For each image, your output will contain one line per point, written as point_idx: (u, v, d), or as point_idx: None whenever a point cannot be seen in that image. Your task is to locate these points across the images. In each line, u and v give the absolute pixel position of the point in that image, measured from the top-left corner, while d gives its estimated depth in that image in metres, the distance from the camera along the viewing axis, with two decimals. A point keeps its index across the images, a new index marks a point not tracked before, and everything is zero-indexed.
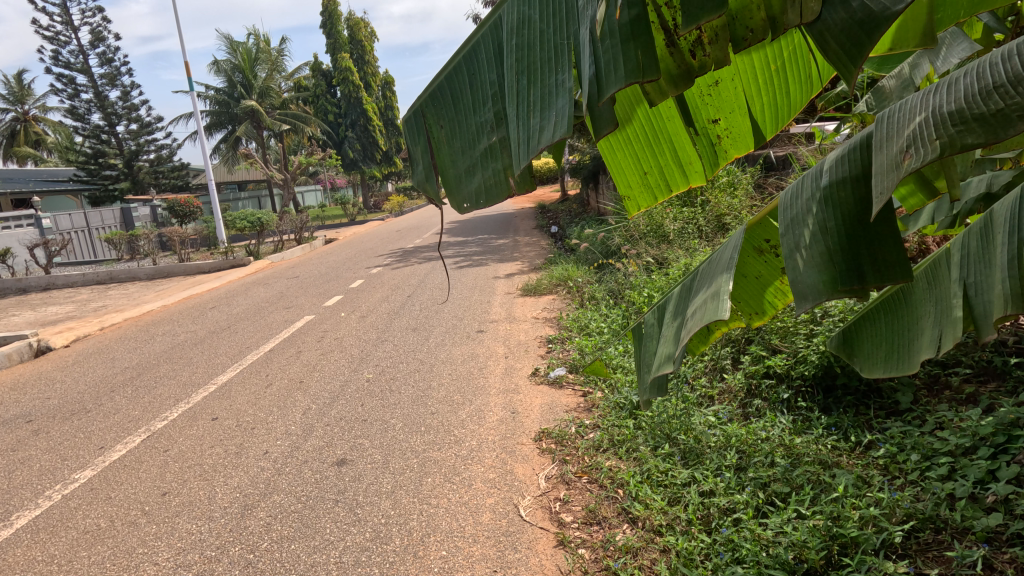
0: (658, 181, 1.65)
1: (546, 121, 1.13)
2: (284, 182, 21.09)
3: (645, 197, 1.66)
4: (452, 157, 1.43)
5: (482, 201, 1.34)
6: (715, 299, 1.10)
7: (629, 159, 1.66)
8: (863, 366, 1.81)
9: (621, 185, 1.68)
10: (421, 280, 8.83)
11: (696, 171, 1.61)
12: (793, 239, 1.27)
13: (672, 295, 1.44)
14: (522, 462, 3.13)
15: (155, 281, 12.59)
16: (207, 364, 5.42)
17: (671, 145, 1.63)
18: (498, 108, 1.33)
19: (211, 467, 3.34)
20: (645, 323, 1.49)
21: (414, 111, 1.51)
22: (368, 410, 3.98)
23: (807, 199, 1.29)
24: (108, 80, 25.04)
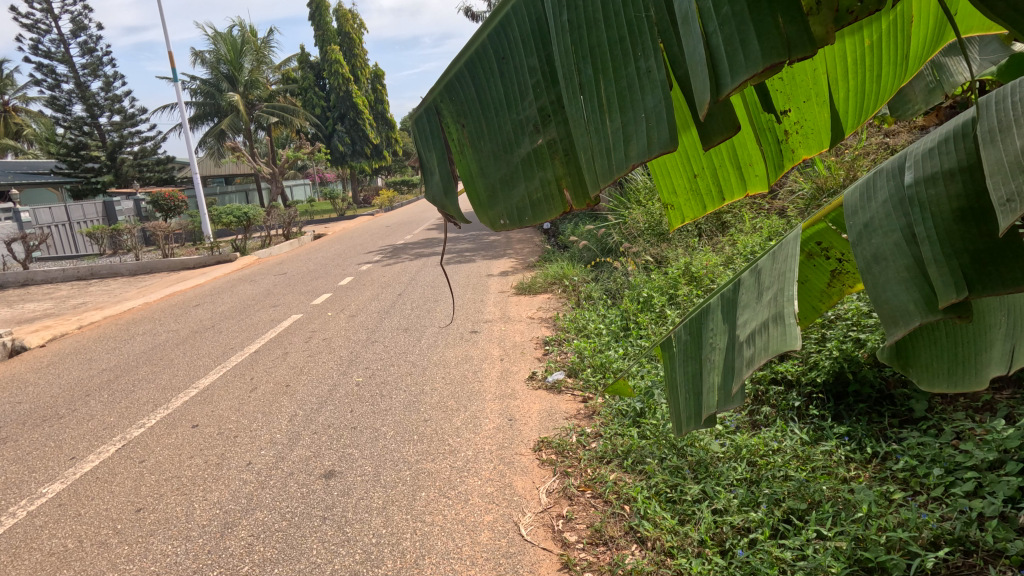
0: (713, 186, 1.40)
1: (635, 126, 0.95)
2: (273, 175, 20.71)
3: (694, 206, 1.42)
4: (480, 164, 1.25)
5: (527, 218, 1.20)
6: (778, 323, 0.94)
7: (676, 157, 1.41)
8: (922, 378, 1.51)
9: (663, 191, 1.44)
10: (412, 277, 8.63)
11: (758, 176, 1.38)
12: (865, 253, 0.99)
13: (708, 305, 1.28)
14: (521, 474, 2.96)
15: (137, 277, 12.27)
16: (188, 366, 5.20)
17: (730, 142, 1.39)
18: (543, 103, 1.14)
19: (190, 480, 3.14)
20: (675, 337, 1.34)
21: (425, 106, 1.31)
22: (357, 417, 3.80)
23: (881, 203, 1.00)
24: (89, 69, 24.41)
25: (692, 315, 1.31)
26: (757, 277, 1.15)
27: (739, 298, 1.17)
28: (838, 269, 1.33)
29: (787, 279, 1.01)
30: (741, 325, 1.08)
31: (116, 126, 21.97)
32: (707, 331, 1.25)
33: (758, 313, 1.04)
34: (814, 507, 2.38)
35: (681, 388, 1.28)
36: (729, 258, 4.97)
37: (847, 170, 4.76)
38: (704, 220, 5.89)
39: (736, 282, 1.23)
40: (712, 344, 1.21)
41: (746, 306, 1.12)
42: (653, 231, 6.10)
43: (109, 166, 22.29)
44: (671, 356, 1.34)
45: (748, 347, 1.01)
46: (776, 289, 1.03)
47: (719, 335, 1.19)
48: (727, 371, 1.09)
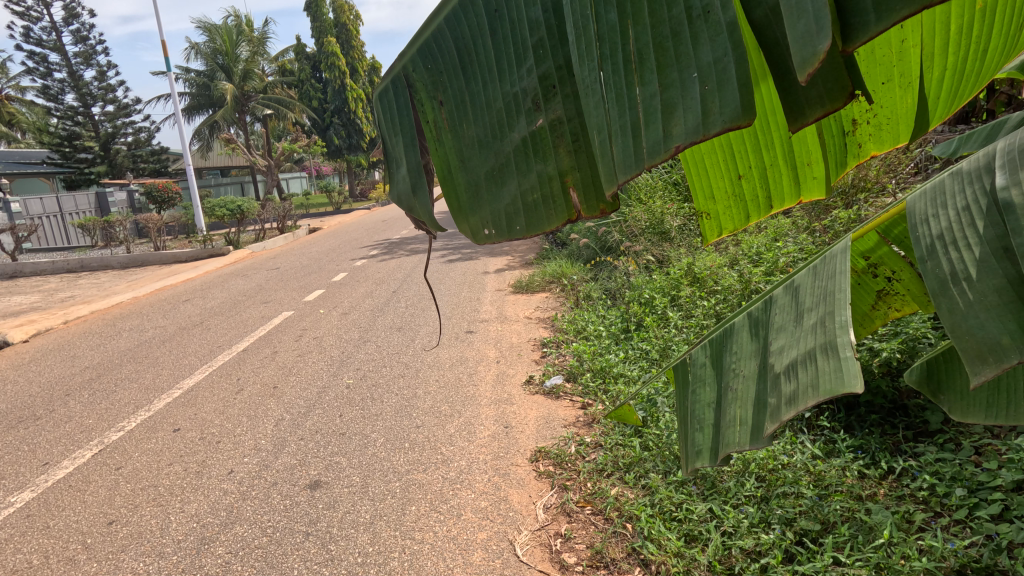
0: (758, 192, 1.21)
1: (682, 92, 0.76)
2: (268, 167, 20.43)
3: (737, 217, 1.24)
4: (464, 154, 1.08)
5: (517, 229, 1.04)
6: (829, 354, 0.81)
7: (717, 156, 1.24)
8: (955, 408, 1.32)
9: (699, 197, 1.28)
10: (408, 274, 8.45)
11: (815, 180, 1.16)
12: (930, 266, 0.86)
13: (730, 326, 1.13)
14: (517, 487, 2.81)
15: (127, 270, 12.06)
16: (173, 365, 5.02)
17: (786, 136, 1.18)
18: (544, 70, 0.94)
19: (167, 490, 2.97)
20: (690, 360, 1.18)
21: (394, 75, 1.13)
22: (347, 422, 3.64)
23: (959, 210, 0.86)
24: (82, 59, 24.07)
25: (712, 335, 1.16)
26: (795, 296, 1.01)
27: (772, 321, 1.02)
28: (887, 289, 1.20)
29: (837, 301, 0.87)
30: (780, 353, 0.93)
31: (110, 117, 21.67)
32: (729, 356, 1.09)
33: (799, 342, 0.90)
34: (829, 529, 2.24)
35: (691, 418, 1.11)
36: (734, 258, 4.81)
37: (857, 170, 4.58)
38: None
39: (765, 300, 1.08)
40: (735, 372, 1.05)
41: (782, 332, 0.98)
42: (655, 230, 5.92)
43: (103, 157, 22.02)
44: (684, 381, 1.18)
45: (787, 383, 0.87)
46: (821, 313, 0.89)
47: (745, 361, 1.04)
48: (755, 406, 0.95)
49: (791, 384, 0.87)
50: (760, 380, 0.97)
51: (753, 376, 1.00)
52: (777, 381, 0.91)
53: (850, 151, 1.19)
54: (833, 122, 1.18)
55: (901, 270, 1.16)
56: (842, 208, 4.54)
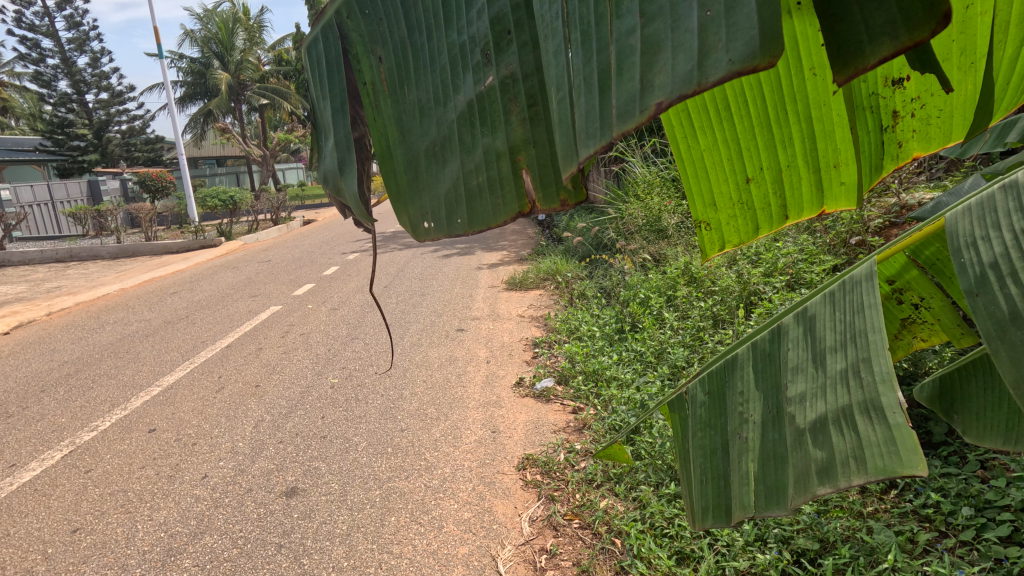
0: (771, 200, 1.11)
1: (668, 27, 0.60)
2: (263, 158, 20.21)
3: (744, 229, 1.13)
4: (403, 125, 0.91)
5: (458, 222, 0.91)
6: (874, 421, 0.77)
7: (720, 156, 1.09)
8: (969, 430, 1.05)
9: (699, 205, 1.14)
10: (401, 268, 8.30)
11: (842, 187, 1.08)
12: (982, 306, 0.72)
13: (725, 359, 1.01)
14: (503, 498, 2.68)
15: (117, 260, 11.88)
16: (155, 361, 4.88)
17: (808, 131, 1.06)
18: (496, 17, 0.80)
19: (136, 496, 2.83)
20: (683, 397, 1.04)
21: (327, 27, 0.95)
22: (328, 424, 3.50)
23: (1008, 236, 0.75)
24: (75, 45, 23.73)
25: (709, 368, 1.01)
26: (809, 331, 0.90)
27: (784, 359, 0.92)
28: (913, 317, 1.08)
29: (868, 349, 0.80)
30: (808, 409, 0.85)
31: (103, 104, 21.38)
32: (733, 395, 0.97)
33: (830, 397, 0.82)
34: (828, 548, 2.13)
35: (691, 466, 1.00)
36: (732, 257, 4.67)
37: None
38: None
39: (771, 329, 0.96)
40: (741, 417, 0.95)
41: (799, 375, 0.89)
42: (652, 227, 5.77)
43: (96, 145, 21.74)
44: (679, 422, 1.03)
45: (817, 446, 0.81)
46: (850, 361, 0.81)
47: (752, 406, 0.94)
48: (773, 464, 0.87)
49: (825, 448, 0.80)
50: (776, 432, 0.88)
51: (767, 425, 0.90)
52: (806, 441, 0.83)
53: (885, 149, 1.08)
54: (868, 115, 1.06)
55: (930, 296, 1.05)
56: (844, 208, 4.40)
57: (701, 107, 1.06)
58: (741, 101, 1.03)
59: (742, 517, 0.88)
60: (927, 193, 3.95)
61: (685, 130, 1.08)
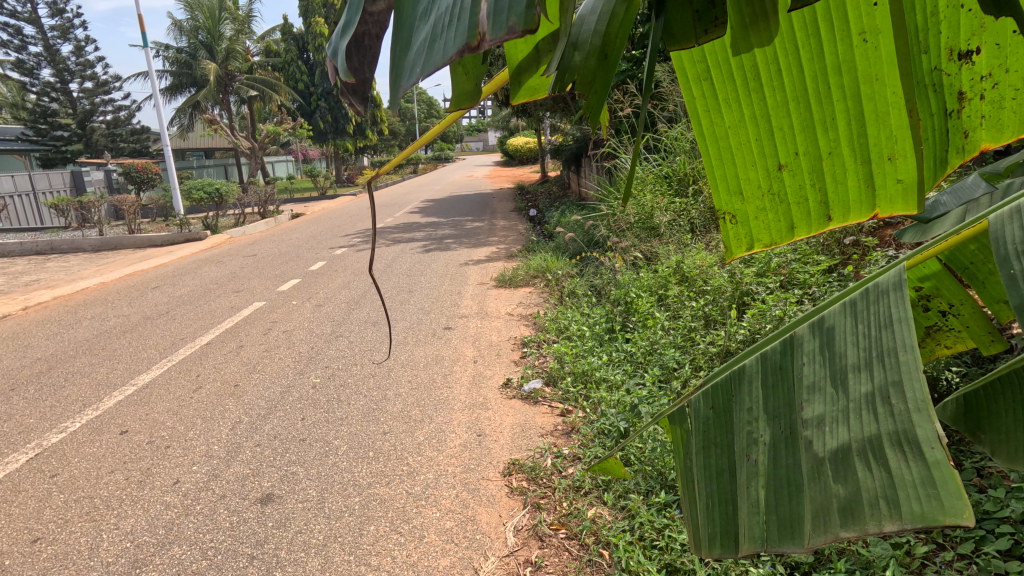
0: (809, 193, 1.04)
1: None
2: (251, 150, 19.87)
3: (776, 225, 1.09)
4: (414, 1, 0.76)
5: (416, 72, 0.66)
6: (907, 455, 0.67)
7: (748, 133, 1.05)
8: (999, 453, 0.94)
9: (723, 193, 1.10)
10: (388, 264, 8.16)
11: (899, 186, 0.97)
12: None
13: (732, 371, 0.89)
14: (487, 506, 2.58)
15: (99, 253, 11.62)
16: (131, 358, 4.73)
17: (856, 111, 0.97)
18: None
19: (103, 503, 2.70)
20: (685, 412, 0.94)
21: None
22: (308, 427, 3.38)
23: None
24: (58, 32, 23.20)
25: (714, 379, 0.91)
26: (827, 346, 0.80)
27: (798, 375, 0.81)
28: (939, 325, 1.00)
29: (900, 372, 0.70)
30: (830, 436, 0.75)
31: (87, 93, 20.92)
32: (740, 413, 0.87)
33: (854, 426, 0.72)
34: (822, 561, 2.05)
35: (693, 490, 0.90)
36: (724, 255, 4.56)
37: None
38: (697, 214, 5.43)
39: (782, 339, 0.85)
40: (750, 438, 0.85)
41: (815, 396, 0.79)
42: (644, 224, 5.67)
43: (79, 134, 21.31)
44: (678, 438, 0.93)
45: (840, 479, 0.71)
46: (878, 385, 0.72)
47: (761, 427, 0.83)
48: (785, 492, 0.78)
49: (849, 482, 0.70)
50: (790, 457, 0.79)
51: (779, 448, 0.81)
52: (825, 473, 0.73)
53: (951, 140, 0.97)
54: (930, 94, 0.96)
55: (961, 303, 0.95)
56: None
57: (727, 76, 1.02)
58: (773, 71, 0.99)
59: (750, 550, 0.79)
60: None
61: (709, 102, 1.05)
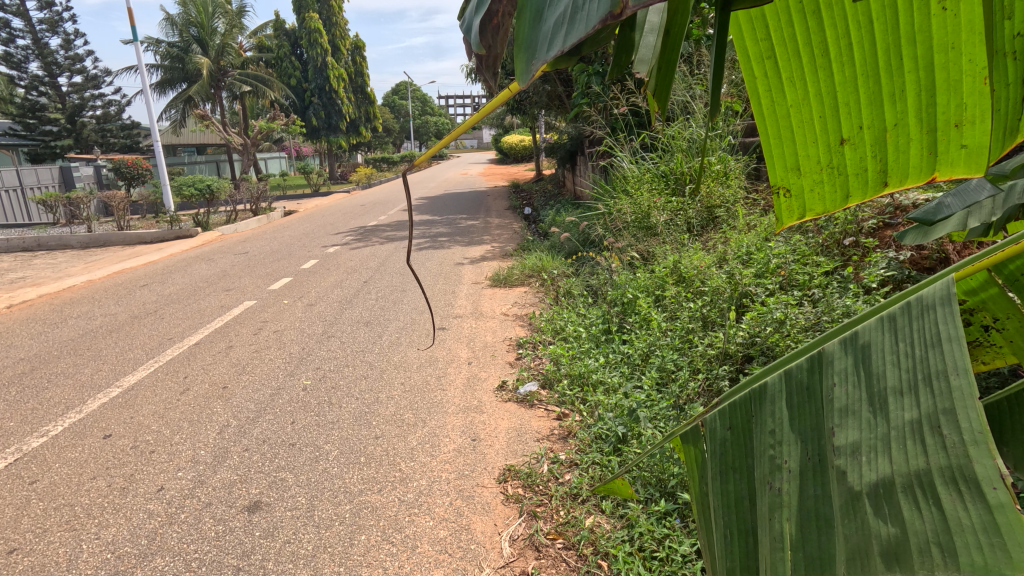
0: (868, 164, 0.93)
1: None
2: (244, 146, 19.65)
3: (830, 197, 0.98)
4: None
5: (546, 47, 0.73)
6: (962, 494, 0.59)
7: (812, 110, 0.94)
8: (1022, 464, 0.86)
9: (778, 167, 0.99)
10: (382, 263, 8.06)
11: (964, 151, 0.85)
12: None
13: (754, 390, 0.84)
14: (482, 514, 2.51)
15: (87, 250, 11.44)
16: (117, 359, 4.62)
17: (929, 82, 0.85)
18: None
19: (84, 512, 2.60)
20: (703, 433, 0.89)
21: None
22: (298, 431, 3.29)
23: None
24: (46, 25, 22.86)
25: (732, 399, 0.86)
26: (861, 366, 0.72)
27: (828, 397, 0.74)
28: (980, 340, 0.98)
29: (951, 400, 0.62)
30: (868, 468, 0.68)
31: (76, 88, 20.62)
32: (765, 436, 0.81)
33: (894, 458, 0.65)
34: None
35: (718, 516, 0.85)
36: (721, 255, 4.51)
37: None
38: (694, 214, 5.37)
39: (808, 356, 0.78)
40: (775, 463, 0.78)
41: (848, 420, 0.71)
42: (641, 224, 5.61)
43: (69, 129, 21.02)
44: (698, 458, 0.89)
45: (883, 519, 0.64)
46: (926, 411, 0.64)
47: (786, 451, 0.77)
48: (813, 526, 0.72)
49: (894, 522, 0.63)
50: (818, 487, 0.73)
51: (806, 476, 0.74)
52: (859, 508, 0.67)
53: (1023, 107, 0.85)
54: (1008, 65, 0.84)
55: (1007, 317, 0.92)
56: None
57: (793, 52, 0.90)
58: (843, 44, 0.87)
59: None
60: (921, 194, 3.87)
61: (772, 79, 0.92)
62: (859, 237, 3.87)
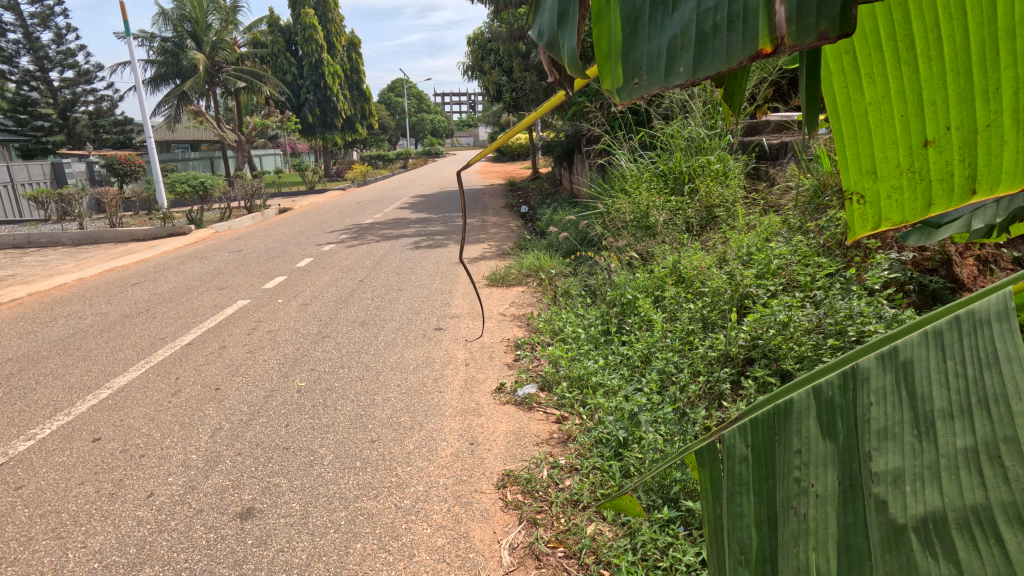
0: (955, 169, 0.78)
1: None
2: (238, 143, 19.49)
3: (911, 206, 0.82)
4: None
5: (677, 71, 0.67)
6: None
7: (892, 110, 0.78)
8: None
9: (851, 172, 0.84)
10: (377, 261, 7.99)
11: None
12: None
13: (777, 405, 0.78)
14: (481, 521, 2.45)
15: (79, 248, 11.30)
16: (107, 359, 4.53)
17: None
18: None
19: (70, 519, 2.53)
20: (717, 450, 0.83)
21: None
22: (291, 434, 3.22)
23: None
24: (39, 19, 22.61)
25: (753, 414, 0.80)
26: (903, 383, 0.67)
27: (865, 417, 0.69)
28: None
29: (1013, 426, 0.57)
30: (913, 497, 0.62)
31: (68, 83, 20.41)
32: (790, 456, 0.75)
33: (939, 489, 0.60)
34: None
35: (730, 541, 0.80)
36: (722, 255, 4.46)
37: None
38: (693, 214, 5.32)
39: (841, 370, 0.73)
40: (800, 486, 0.73)
41: (887, 442, 0.66)
42: (640, 224, 5.55)
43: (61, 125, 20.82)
44: (711, 478, 0.83)
45: (934, 556, 0.59)
46: (984, 439, 0.59)
47: (815, 474, 0.71)
48: (844, 558, 0.67)
49: (947, 560, 0.58)
50: (849, 515, 0.67)
51: (840, 503, 0.68)
52: (902, 542, 0.62)
53: None
54: None
55: None
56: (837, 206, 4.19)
57: (873, 43, 0.76)
58: (932, 35, 0.72)
59: None
60: None
61: (847, 74, 0.79)
62: (862, 239, 3.84)
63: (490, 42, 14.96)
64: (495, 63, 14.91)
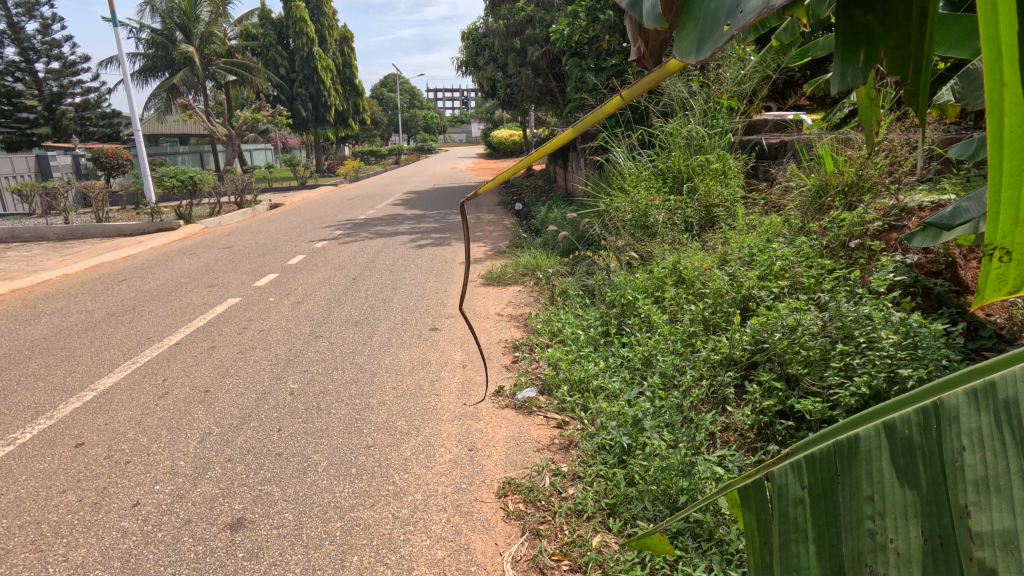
0: None
1: None
2: (229, 137, 19.20)
3: None
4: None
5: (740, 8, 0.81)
6: None
7: None
8: None
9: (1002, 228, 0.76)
10: (371, 259, 7.86)
11: None
12: None
13: (847, 450, 0.86)
14: (482, 532, 2.37)
15: (64, 243, 11.05)
16: (92, 359, 4.39)
17: None
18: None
19: (51, 530, 2.41)
20: (779, 491, 0.91)
21: None
22: (284, 439, 3.12)
23: None
24: (23, 9, 22.15)
25: (814, 454, 0.89)
26: (993, 436, 0.73)
27: (950, 472, 0.75)
28: None
29: None
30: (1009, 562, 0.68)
31: (53, 74, 19.96)
32: (863, 503, 0.83)
33: None
34: None
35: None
36: (723, 256, 4.39)
37: (857, 166, 4.13)
38: (692, 213, 5.24)
39: (917, 413, 0.80)
40: (874, 536, 0.80)
41: (978, 496, 0.72)
42: (638, 224, 5.44)
43: (46, 117, 20.38)
44: (771, 513, 0.93)
45: None
46: None
47: (893, 527, 0.79)
48: None
49: None
50: None
51: (923, 557, 0.75)
52: None
53: None
54: None
55: None
56: (839, 208, 4.13)
57: None
58: None
59: None
60: (926, 195, 3.76)
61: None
62: (865, 239, 3.68)
63: (484, 37, 14.78)
64: (489, 59, 14.75)
